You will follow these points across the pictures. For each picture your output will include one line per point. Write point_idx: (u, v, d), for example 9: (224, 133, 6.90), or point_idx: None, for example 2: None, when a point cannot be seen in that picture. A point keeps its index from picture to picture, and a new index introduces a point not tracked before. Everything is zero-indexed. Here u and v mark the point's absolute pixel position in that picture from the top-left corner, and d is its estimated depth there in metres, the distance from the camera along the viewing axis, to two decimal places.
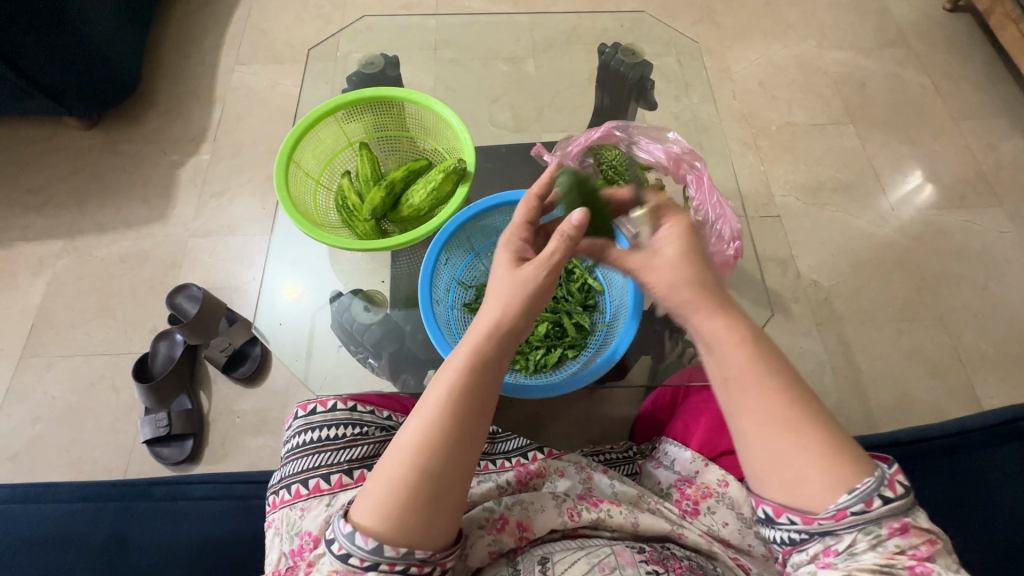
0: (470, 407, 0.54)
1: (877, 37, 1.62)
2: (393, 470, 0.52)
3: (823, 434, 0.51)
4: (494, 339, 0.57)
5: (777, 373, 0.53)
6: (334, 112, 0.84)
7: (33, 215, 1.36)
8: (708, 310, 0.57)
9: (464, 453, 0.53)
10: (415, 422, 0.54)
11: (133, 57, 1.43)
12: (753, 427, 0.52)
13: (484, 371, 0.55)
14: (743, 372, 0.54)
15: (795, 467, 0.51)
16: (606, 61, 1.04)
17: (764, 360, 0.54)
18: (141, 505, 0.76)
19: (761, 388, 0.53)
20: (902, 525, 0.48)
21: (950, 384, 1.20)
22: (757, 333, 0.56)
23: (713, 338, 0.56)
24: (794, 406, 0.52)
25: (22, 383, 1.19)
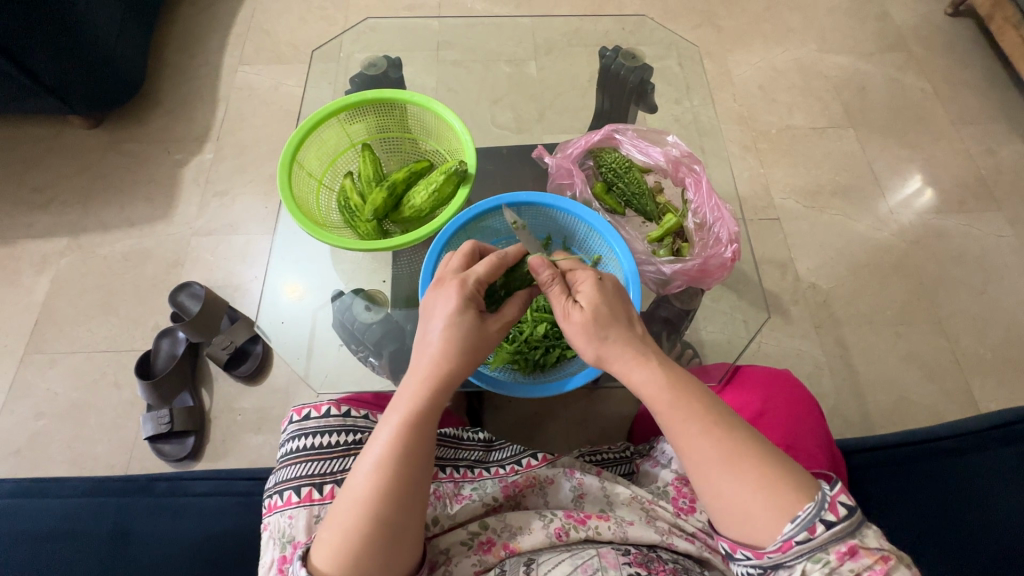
0: (414, 455, 0.57)
1: (877, 41, 1.63)
2: (344, 520, 0.55)
3: (757, 468, 0.52)
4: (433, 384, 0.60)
5: (704, 413, 0.55)
6: (337, 114, 0.85)
7: (37, 213, 1.37)
8: (633, 358, 0.59)
9: (412, 498, 0.56)
10: (361, 472, 0.57)
11: (137, 57, 1.44)
12: (693, 468, 0.55)
13: (427, 416, 0.59)
14: (670, 419, 0.56)
15: (738, 505, 0.52)
16: (607, 63, 1.05)
17: (690, 402, 0.56)
18: (143, 501, 0.77)
19: (692, 431, 0.55)
20: (850, 548, 0.49)
21: (947, 388, 1.20)
22: (677, 377, 0.58)
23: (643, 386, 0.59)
24: (724, 445, 0.54)
25: (26, 379, 1.20)
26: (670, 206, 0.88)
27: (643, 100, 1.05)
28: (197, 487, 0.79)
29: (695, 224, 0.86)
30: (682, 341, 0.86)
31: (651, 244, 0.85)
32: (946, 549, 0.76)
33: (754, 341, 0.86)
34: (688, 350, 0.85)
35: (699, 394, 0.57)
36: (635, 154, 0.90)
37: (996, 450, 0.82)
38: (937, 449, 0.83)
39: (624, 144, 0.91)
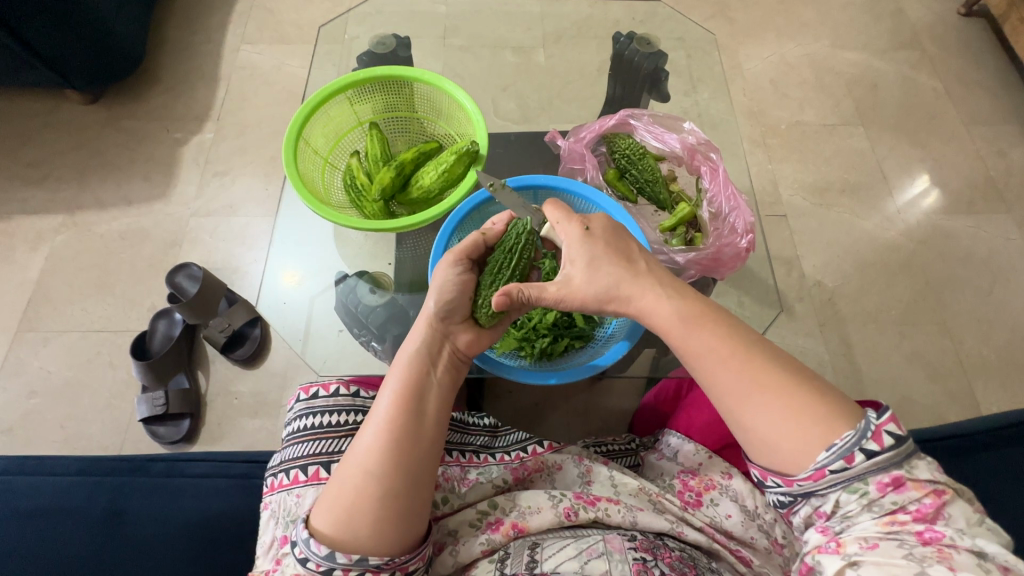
0: (414, 406, 0.58)
1: (890, 39, 1.61)
2: (346, 477, 0.55)
3: (786, 394, 0.52)
4: (431, 346, 0.63)
5: (727, 338, 0.56)
6: (344, 91, 0.83)
7: (33, 189, 1.34)
8: (654, 289, 0.60)
9: (414, 452, 0.56)
10: (365, 431, 0.57)
11: (137, 32, 1.41)
12: (730, 390, 0.54)
13: (425, 373, 0.61)
14: (691, 352, 0.57)
15: (770, 434, 0.51)
16: (620, 49, 1.02)
17: (707, 328, 0.57)
18: (138, 480, 0.75)
19: (711, 360, 0.55)
20: (895, 480, 0.48)
21: (950, 390, 1.20)
22: (695, 306, 0.58)
23: (654, 318, 0.59)
24: (748, 374, 0.54)
25: (19, 356, 1.18)
26: (684, 195, 0.86)
27: (656, 89, 1.04)
28: (196, 469, 0.78)
29: (709, 214, 0.85)
30: None
31: (664, 233, 0.83)
32: None
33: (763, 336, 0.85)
34: None
35: (717, 318, 0.57)
36: (650, 141, 0.88)
37: (1005, 449, 0.81)
38: (943, 446, 0.83)
39: (638, 130, 0.89)
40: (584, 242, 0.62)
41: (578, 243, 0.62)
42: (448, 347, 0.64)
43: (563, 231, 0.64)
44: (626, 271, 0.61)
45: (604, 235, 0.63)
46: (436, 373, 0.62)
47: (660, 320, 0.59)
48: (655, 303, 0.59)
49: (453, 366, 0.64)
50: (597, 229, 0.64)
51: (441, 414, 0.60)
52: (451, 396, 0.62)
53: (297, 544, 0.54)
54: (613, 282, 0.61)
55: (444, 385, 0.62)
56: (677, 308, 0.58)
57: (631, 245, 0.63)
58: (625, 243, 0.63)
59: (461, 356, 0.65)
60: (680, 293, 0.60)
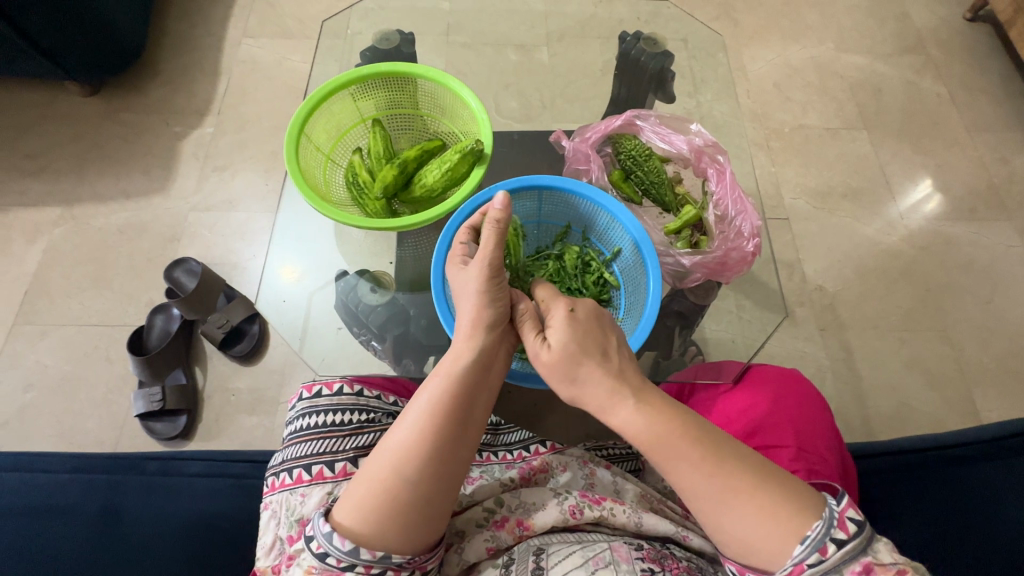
0: (460, 412, 0.56)
1: (895, 43, 1.61)
2: (378, 475, 0.54)
3: (756, 494, 0.51)
4: (485, 347, 0.60)
5: (694, 439, 0.54)
6: (348, 87, 0.82)
7: (30, 180, 1.33)
8: (621, 393, 0.58)
9: (451, 460, 0.55)
10: (403, 429, 0.56)
11: (139, 25, 1.39)
12: (702, 495, 0.53)
13: (475, 377, 0.58)
14: (660, 457, 0.55)
15: (746, 536, 0.51)
16: (627, 48, 1.02)
17: (678, 435, 0.55)
18: (134, 479, 0.75)
19: (682, 467, 0.54)
20: (865, 567, 0.48)
21: (950, 397, 1.20)
22: (661, 409, 0.57)
23: (621, 421, 0.58)
24: (717, 477, 0.53)
25: (14, 350, 1.16)
26: (689, 197, 0.85)
27: (661, 89, 1.04)
28: (191, 467, 0.78)
29: (715, 217, 0.84)
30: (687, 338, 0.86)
31: (668, 236, 0.83)
32: (950, 559, 0.75)
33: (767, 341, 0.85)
34: (693, 349, 0.85)
35: (687, 424, 0.55)
36: (656, 142, 0.88)
37: (1004, 460, 0.81)
38: (943, 456, 0.83)
39: (645, 131, 0.88)
40: (568, 325, 0.61)
41: (563, 326, 0.61)
42: (499, 349, 0.62)
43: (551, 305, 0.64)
44: (598, 365, 0.59)
45: (587, 321, 0.62)
46: (484, 376, 0.60)
47: (630, 426, 0.57)
48: (624, 405, 0.57)
49: (499, 369, 0.62)
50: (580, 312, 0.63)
51: (481, 422, 0.58)
52: (492, 401, 0.61)
53: (315, 539, 0.53)
54: (583, 377, 0.59)
55: (489, 391, 0.60)
56: (647, 414, 0.56)
57: (610, 337, 0.62)
58: (603, 336, 0.62)
59: (507, 357, 0.63)
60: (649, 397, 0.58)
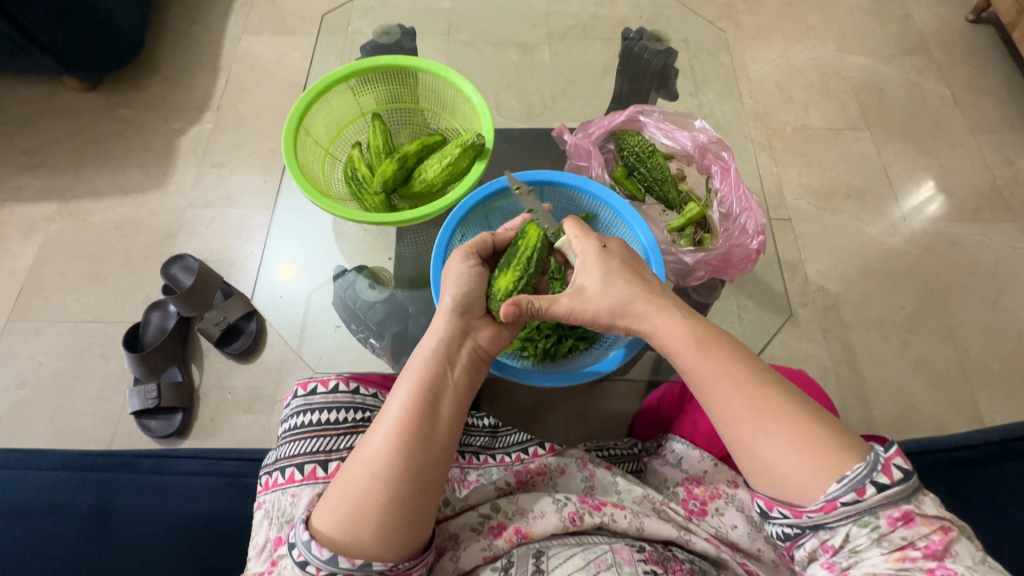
0: (430, 409, 0.56)
1: (897, 44, 1.60)
2: (353, 478, 0.53)
3: (799, 421, 0.52)
4: (449, 344, 0.61)
5: (736, 363, 0.56)
6: (347, 80, 0.81)
7: (27, 176, 1.31)
8: (664, 313, 0.60)
9: (426, 457, 0.54)
10: (376, 431, 0.55)
11: (137, 20, 1.38)
12: (740, 414, 0.53)
13: (442, 374, 0.59)
14: (702, 372, 0.56)
15: (778, 463, 0.51)
16: (629, 47, 1.00)
17: (722, 352, 0.57)
18: (126, 477, 0.74)
19: (722, 382, 0.55)
20: (904, 514, 0.47)
21: (954, 399, 1.19)
22: (706, 333, 0.59)
23: (666, 337, 0.60)
24: (758, 398, 0.53)
25: (8, 346, 1.15)
26: (693, 195, 0.84)
27: (665, 87, 1.03)
28: (186, 466, 0.76)
29: (719, 214, 0.83)
30: None
31: (672, 233, 0.82)
32: None
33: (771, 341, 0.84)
34: None
35: (735, 348, 0.57)
36: (659, 138, 0.87)
37: (1012, 462, 0.80)
38: (950, 457, 0.81)
39: (648, 127, 0.87)
40: (602, 258, 0.63)
41: (595, 259, 0.63)
42: (467, 346, 0.62)
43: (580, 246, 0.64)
44: (641, 288, 0.61)
45: (620, 254, 0.64)
46: (453, 373, 0.60)
47: (675, 343, 0.59)
48: (667, 323, 0.60)
49: (471, 365, 0.62)
50: (614, 246, 0.65)
51: (455, 418, 0.58)
52: (466, 398, 0.60)
53: (296, 546, 0.52)
54: (625, 299, 0.61)
55: (460, 387, 0.60)
56: (692, 331, 0.59)
57: (645, 268, 0.64)
58: (640, 265, 0.64)
59: (479, 354, 0.63)
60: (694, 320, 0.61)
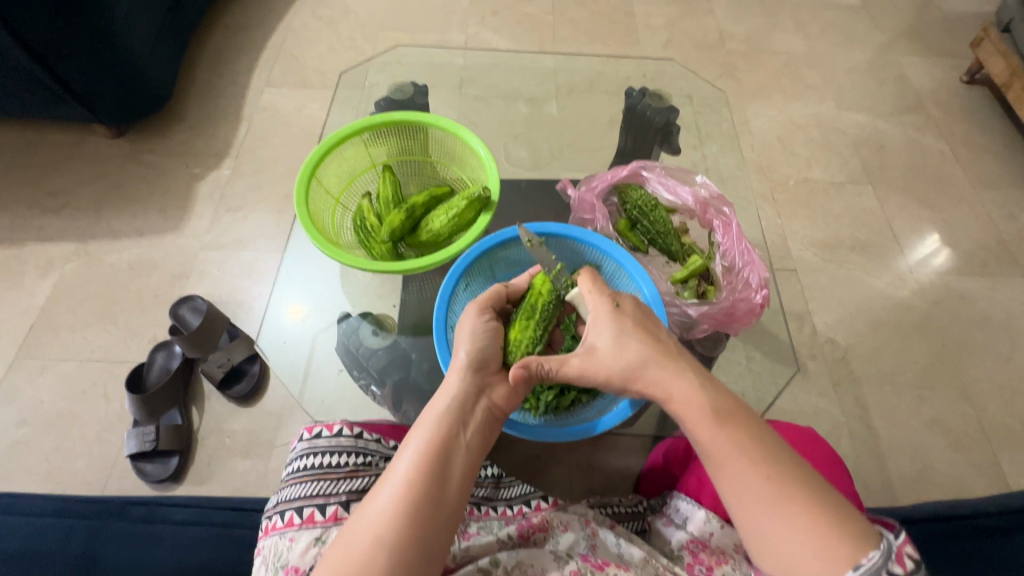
0: (442, 470, 0.55)
1: (895, 103, 1.65)
2: (356, 541, 0.50)
3: (811, 504, 0.50)
4: (464, 403, 0.60)
5: (745, 437, 0.54)
6: (360, 134, 0.84)
7: (49, 217, 1.36)
8: (673, 376, 0.59)
9: (431, 526, 0.52)
10: (384, 492, 0.53)
11: (167, 74, 1.47)
12: (751, 495, 0.52)
13: (455, 435, 0.58)
14: (713, 446, 0.54)
15: (788, 548, 0.49)
16: (632, 103, 1.05)
17: (738, 426, 0.55)
18: (116, 525, 0.75)
19: (738, 461, 0.53)
20: None
21: (973, 459, 1.14)
22: (720, 404, 0.57)
23: (681, 404, 0.57)
24: (773, 477, 0.51)
25: (13, 384, 1.15)
26: (696, 248, 0.85)
27: (667, 142, 1.06)
28: (176, 515, 0.77)
29: (723, 267, 0.83)
30: None
31: (675, 285, 0.81)
32: None
33: (779, 396, 0.82)
34: None
35: (746, 421, 0.55)
36: (662, 193, 0.89)
37: None
38: None
39: (651, 181, 0.89)
40: (615, 318, 0.62)
41: (606, 317, 0.63)
42: (483, 403, 0.61)
43: (593, 303, 0.65)
44: (655, 350, 0.60)
45: (634, 313, 0.63)
46: (466, 434, 0.59)
47: (692, 414, 0.56)
48: (679, 392, 0.58)
49: (484, 427, 0.61)
50: (627, 306, 0.64)
51: (464, 483, 0.56)
52: (477, 460, 0.59)
53: None
54: (639, 364, 0.60)
55: (472, 448, 0.59)
56: (708, 401, 0.57)
57: (660, 326, 0.63)
58: (655, 323, 0.63)
59: (494, 412, 0.62)
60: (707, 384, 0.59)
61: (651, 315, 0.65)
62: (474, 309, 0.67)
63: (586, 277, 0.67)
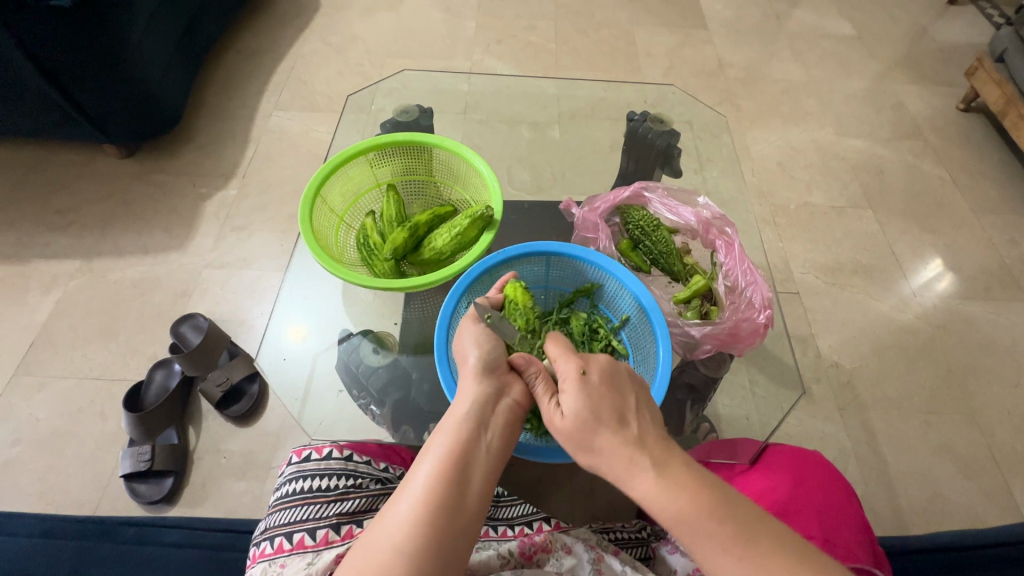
0: (462, 475, 0.54)
1: (892, 129, 1.67)
2: (376, 550, 0.49)
3: None
4: (484, 405, 0.59)
5: (718, 520, 0.49)
6: (365, 154, 0.85)
7: (56, 234, 1.37)
8: (636, 462, 0.53)
9: (452, 533, 0.51)
10: (403, 497, 0.52)
11: (178, 97, 1.50)
12: None
13: (475, 436, 0.57)
14: (683, 534, 0.49)
15: None
16: (635, 127, 1.08)
17: (708, 513, 0.49)
18: (106, 545, 0.76)
19: (710, 547, 0.48)
20: None
21: (985, 488, 1.11)
22: (689, 490, 0.50)
23: (641, 494, 0.52)
24: (750, 564, 0.46)
25: (10, 401, 1.14)
26: (698, 268, 0.86)
27: (668, 165, 1.06)
28: (169, 536, 0.77)
29: (725, 287, 0.83)
30: (700, 415, 0.82)
31: (678, 305, 0.82)
32: None
33: (785, 419, 0.80)
34: (706, 426, 0.81)
35: (717, 503, 0.49)
36: (664, 213, 0.89)
37: None
38: None
39: (652, 203, 0.90)
40: (579, 392, 0.57)
41: (569, 390, 0.58)
42: (502, 405, 0.60)
43: (559, 371, 0.60)
44: (616, 434, 0.54)
45: (600, 386, 0.57)
46: (487, 436, 0.58)
47: (656, 504, 0.51)
48: (644, 481, 0.52)
49: (505, 429, 0.59)
50: (594, 375, 0.58)
51: (486, 487, 0.55)
52: (498, 463, 0.57)
53: None
54: (599, 443, 0.55)
55: (493, 450, 0.57)
56: (674, 492, 0.50)
57: (627, 400, 0.57)
58: (622, 398, 0.57)
59: (514, 413, 0.61)
60: (674, 469, 0.52)
61: (619, 385, 0.58)
62: (470, 316, 0.67)
63: (554, 342, 0.62)
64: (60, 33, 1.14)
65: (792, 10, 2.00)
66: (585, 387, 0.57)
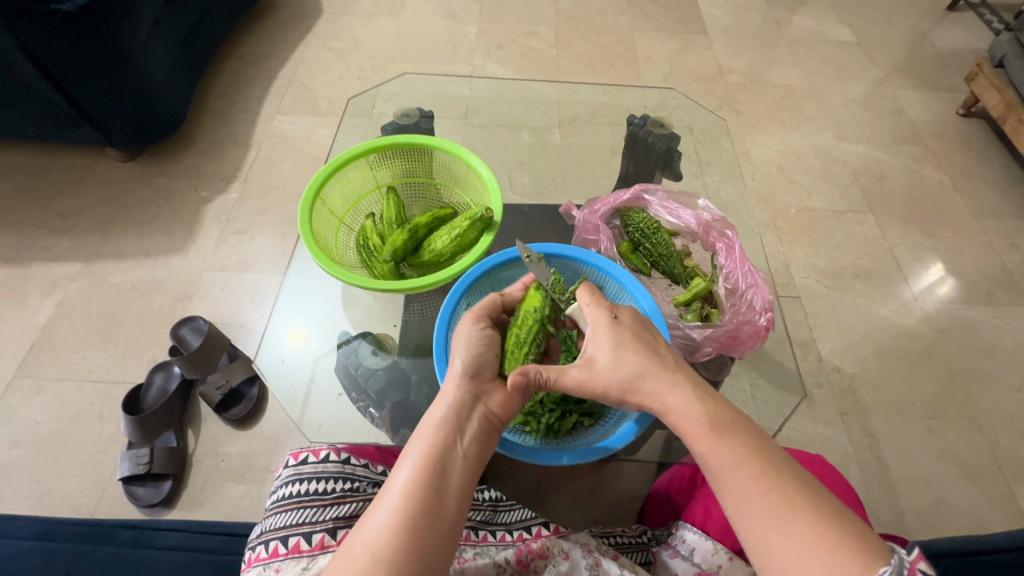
0: (439, 482, 0.54)
1: (893, 134, 1.67)
2: (352, 561, 0.48)
3: (818, 514, 0.48)
4: (460, 411, 0.59)
5: (747, 448, 0.52)
6: (365, 156, 0.85)
7: (57, 237, 1.37)
8: (672, 388, 0.58)
9: (429, 542, 0.50)
10: (380, 507, 0.52)
11: (181, 101, 1.51)
12: (752, 504, 0.50)
13: (451, 443, 0.57)
14: (712, 455, 0.53)
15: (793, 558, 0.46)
16: (635, 131, 1.08)
17: (737, 438, 0.53)
18: (102, 550, 0.75)
19: (739, 472, 0.51)
20: None
21: (988, 494, 1.11)
22: (722, 416, 0.55)
23: (678, 418, 0.56)
24: (777, 488, 0.50)
25: (9, 403, 1.14)
26: (698, 270, 0.86)
27: (669, 167, 1.06)
28: (164, 540, 0.76)
29: (725, 289, 0.83)
30: None
31: (678, 307, 0.82)
32: None
33: (785, 424, 0.80)
34: None
35: (746, 432, 0.54)
36: (664, 216, 0.89)
37: None
38: None
39: (653, 205, 0.90)
40: (614, 331, 0.61)
41: (604, 330, 0.61)
42: (479, 410, 0.60)
43: (592, 317, 0.63)
44: (653, 362, 0.59)
45: (632, 325, 0.62)
46: (463, 442, 0.57)
47: (691, 424, 0.55)
48: (680, 403, 0.56)
49: (483, 434, 0.59)
50: (625, 318, 0.63)
51: (462, 494, 0.54)
52: (476, 469, 0.57)
53: None
54: (637, 374, 0.59)
55: (470, 456, 0.57)
56: (708, 413, 0.55)
57: (659, 340, 0.62)
58: (653, 337, 0.62)
59: (492, 418, 0.61)
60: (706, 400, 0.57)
61: (649, 328, 0.63)
62: (471, 318, 0.66)
63: (584, 291, 0.66)
64: (64, 37, 1.15)
65: (792, 16, 2.01)
66: (620, 326, 0.62)
